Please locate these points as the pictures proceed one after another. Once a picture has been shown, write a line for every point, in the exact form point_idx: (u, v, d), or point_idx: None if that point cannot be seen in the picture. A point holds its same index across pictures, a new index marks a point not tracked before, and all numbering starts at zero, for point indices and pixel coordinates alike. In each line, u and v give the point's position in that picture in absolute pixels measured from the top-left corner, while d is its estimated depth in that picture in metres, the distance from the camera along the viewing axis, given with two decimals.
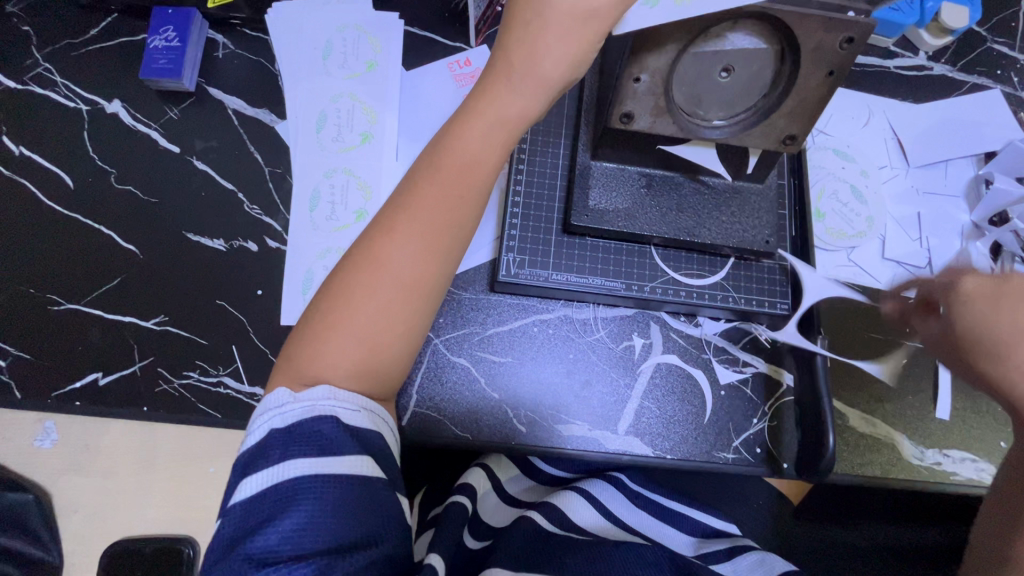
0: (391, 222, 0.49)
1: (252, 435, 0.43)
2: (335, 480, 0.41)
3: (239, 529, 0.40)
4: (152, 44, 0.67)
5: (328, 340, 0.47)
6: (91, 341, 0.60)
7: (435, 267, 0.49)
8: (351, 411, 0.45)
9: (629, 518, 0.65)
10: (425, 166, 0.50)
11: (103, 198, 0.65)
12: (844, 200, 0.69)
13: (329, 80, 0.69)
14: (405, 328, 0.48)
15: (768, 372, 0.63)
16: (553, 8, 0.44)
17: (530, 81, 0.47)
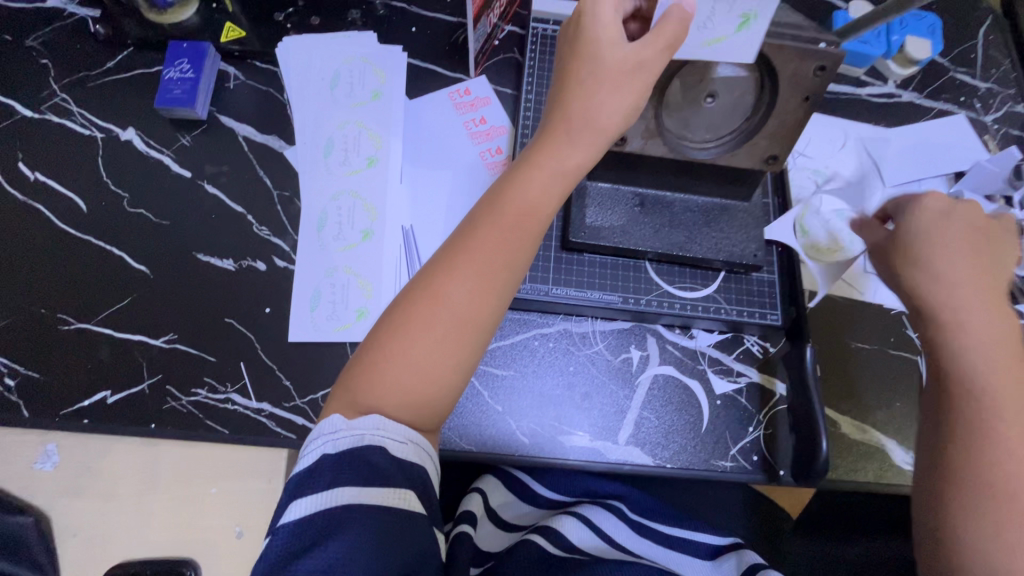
0: (450, 261, 0.51)
1: (307, 456, 0.45)
2: (377, 510, 0.43)
3: (284, 552, 0.41)
4: (168, 75, 0.71)
5: (382, 368, 0.49)
6: (101, 359, 0.61)
7: (491, 302, 0.51)
8: (399, 442, 0.46)
9: (624, 538, 0.66)
10: (484, 208, 0.53)
11: (116, 221, 0.67)
12: (826, 216, 0.71)
13: (337, 108, 0.72)
14: (459, 359, 0.50)
15: (761, 382, 0.65)
16: (609, 66, 0.49)
17: (584, 128, 0.51)
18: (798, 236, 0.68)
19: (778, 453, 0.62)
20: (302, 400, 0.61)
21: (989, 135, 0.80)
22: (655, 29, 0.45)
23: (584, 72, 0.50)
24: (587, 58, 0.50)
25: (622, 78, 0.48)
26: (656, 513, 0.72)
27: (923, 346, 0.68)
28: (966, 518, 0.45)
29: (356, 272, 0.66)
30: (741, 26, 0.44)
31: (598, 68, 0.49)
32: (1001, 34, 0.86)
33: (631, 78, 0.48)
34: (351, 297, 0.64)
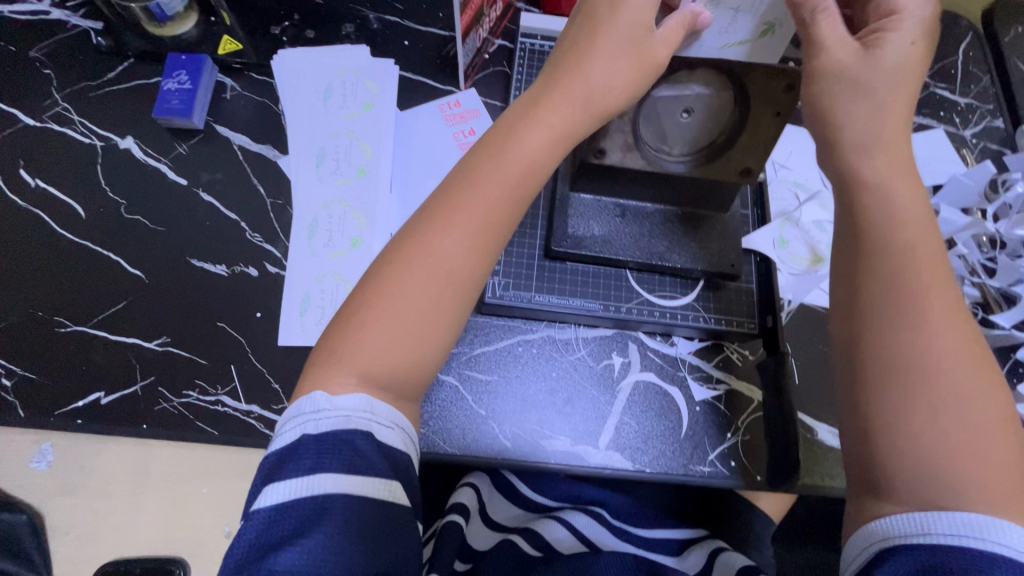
0: (444, 216, 0.51)
1: (284, 436, 0.47)
2: (356, 493, 0.44)
3: (265, 537, 0.43)
4: (166, 86, 0.73)
5: (373, 320, 0.49)
6: (96, 361, 0.63)
7: (480, 262, 0.51)
8: (384, 427, 0.48)
9: (602, 540, 0.68)
10: (483, 159, 0.52)
11: (113, 227, 0.69)
12: (805, 227, 0.72)
13: (330, 119, 0.74)
14: (446, 319, 0.51)
15: (739, 390, 0.67)
16: (620, 48, 0.49)
17: (584, 102, 0.51)
18: (777, 247, 0.70)
19: (756, 459, 0.64)
20: (290, 403, 0.62)
21: (968, 149, 0.82)
22: (666, 29, 0.47)
23: (586, 35, 0.51)
24: (602, 33, 0.50)
25: (635, 67, 0.49)
26: (636, 517, 0.73)
27: None
28: (884, 412, 0.43)
29: (345, 278, 0.67)
30: (765, 34, 0.47)
31: (599, 33, 0.50)
32: (980, 51, 0.88)
33: (636, 70, 0.49)
34: (339, 302, 0.66)
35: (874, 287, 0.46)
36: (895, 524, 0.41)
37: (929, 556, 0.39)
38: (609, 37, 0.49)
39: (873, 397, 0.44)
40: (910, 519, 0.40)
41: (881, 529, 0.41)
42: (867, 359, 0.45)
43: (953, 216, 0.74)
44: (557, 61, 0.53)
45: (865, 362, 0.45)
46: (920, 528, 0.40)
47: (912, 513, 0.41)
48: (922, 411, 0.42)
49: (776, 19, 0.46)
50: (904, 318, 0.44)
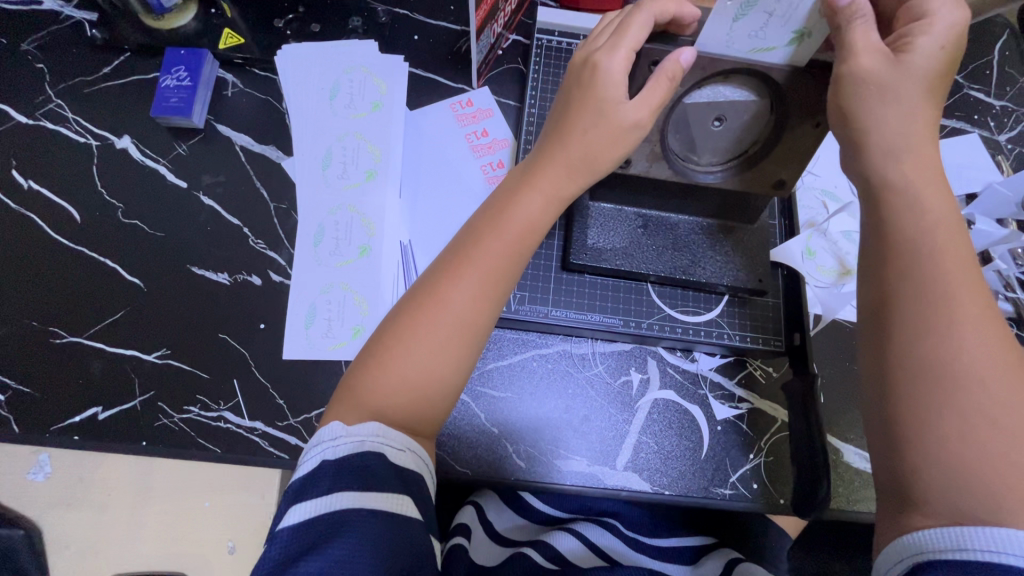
0: (453, 267, 0.50)
1: (305, 465, 0.45)
2: (376, 514, 0.41)
3: (281, 558, 0.40)
4: (165, 83, 0.69)
5: (382, 367, 0.48)
6: (93, 374, 0.60)
7: (490, 310, 0.50)
8: (397, 449, 0.45)
9: (619, 555, 0.65)
10: (487, 216, 0.52)
11: (110, 231, 0.66)
12: (833, 238, 0.69)
13: (336, 119, 0.71)
14: (460, 363, 0.49)
15: (763, 408, 0.64)
16: (607, 114, 0.48)
17: (580, 161, 0.50)
18: (802, 258, 0.67)
19: (779, 482, 0.61)
20: (296, 419, 0.60)
21: (1003, 155, 0.78)
22: (650, 87, 0.46)
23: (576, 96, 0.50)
24: (590, 98, 0.49)
25: (614, 131, 0.48)
26: (650, 528, 0.72)
27: None
28: (909, 413, 0.40)
29: (353, 289, 0.64)
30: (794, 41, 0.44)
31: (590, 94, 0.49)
32: (1017, 51, 0.84)
33: (625, 134, 0.48)
34: (347, 315, 0.63)
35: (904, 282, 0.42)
36: (934, 537, 0.37)
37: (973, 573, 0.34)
38: (599, 98, 0.48)
39: (896, 400, 0.40)
40: (952, 534, 0.36)
41: (916, 542, 0.37)
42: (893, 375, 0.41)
43: (987, 228, 0.70)
44: (554, 124, 0.53)
45: (896, 379, 0.41)
46: (961, 545, 0.36)
47: (955, 528, 0.36)
48: (951, 418, 0.38)
49: (808, 28, 0.43)
50: (933, 316, 0.40)
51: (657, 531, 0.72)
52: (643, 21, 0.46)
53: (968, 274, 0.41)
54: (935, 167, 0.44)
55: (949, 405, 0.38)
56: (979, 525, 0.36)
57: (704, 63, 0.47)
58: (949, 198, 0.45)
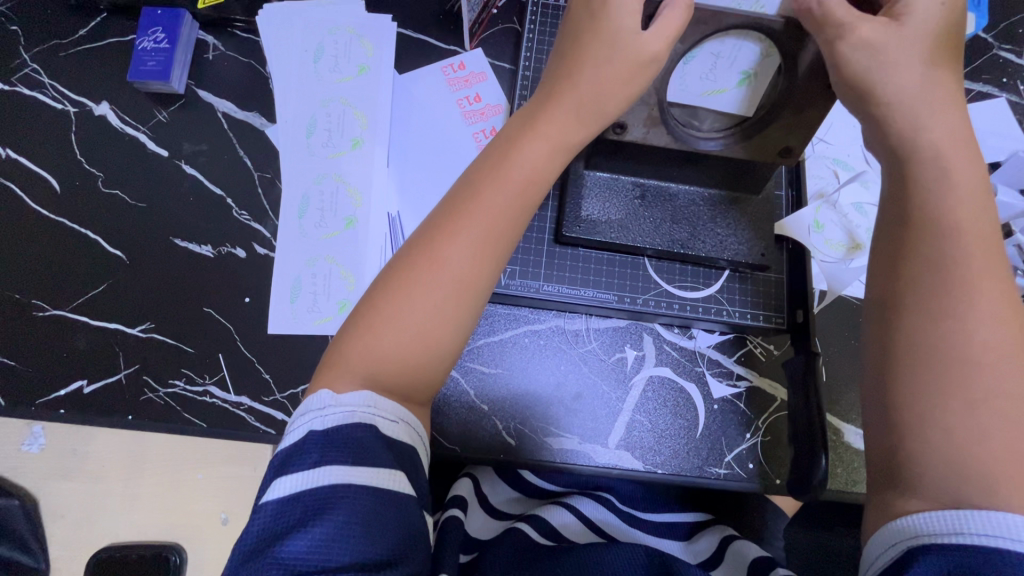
0: (451, 223, 0.47)
1: (291, 435, 0.43)
2: (364, 489, 0.40)
3: (268, 534, 0.39)
4: (141, 45, 0.66)
5: (375, 326, 0.46)
6: (77, 347, 0.59)
7: (490, 268, 0.47)
8: (389, 421, 0.44)
9: (612, 529, 0.64)
10: (488, 164, 0.48)
11: (91, 202, 0.64)
12: (843, 210, 0.65)
13: (320, 84, 0.68)
14: (456, 328, 0.47)
15: (762, 387, 0.62)
16: (616, 51, 0.45)
17: (587, 104, 0.47)
18: (811, 232, 0.63)
19: (776, 462, 0.60)
20: (282, 394, 0.59)
21: None
22: (669, 12, 0.43)
23: (586, 36, 0.47)
24: (598, 37, 0.46)
25: (630, 66, 0.45)
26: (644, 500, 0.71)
27: None
28: (911, 406, 0.37)
29: (338, 262, 0.63)
30: (742, 81, 0.48)
31: (601, 35, 0.46)
32: None
33: (637, 71, 0.45)
34: (333, 289, 0.62)
35: (908, 274, 0.40)
36: (927, 521, 0.34)
37: (968, 559, 0.32)
38: (608, 37, 0.46)
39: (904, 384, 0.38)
40: (947, 519, 0.34)
41: (910, 527, 0.35)
42: (900, 359, 0.39)
43: (1010, 200, 0.66)
44: (556, 70, 0.50)
45: (908, 365, 0.38)
46: (956, 529, 0.33)
47: (950, 513, 0.34)
48: (961, 407, 0.36)
49: None
50: (939, 309, 0.38)
51: (651, 505, 0.71)
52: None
53: (981, 266, 0.39)
54: (952, 154, 0.41)
55: (954, 397, 0.36)
56: (975, 510, 0.33)
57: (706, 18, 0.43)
58: (973, 172, 0.41)
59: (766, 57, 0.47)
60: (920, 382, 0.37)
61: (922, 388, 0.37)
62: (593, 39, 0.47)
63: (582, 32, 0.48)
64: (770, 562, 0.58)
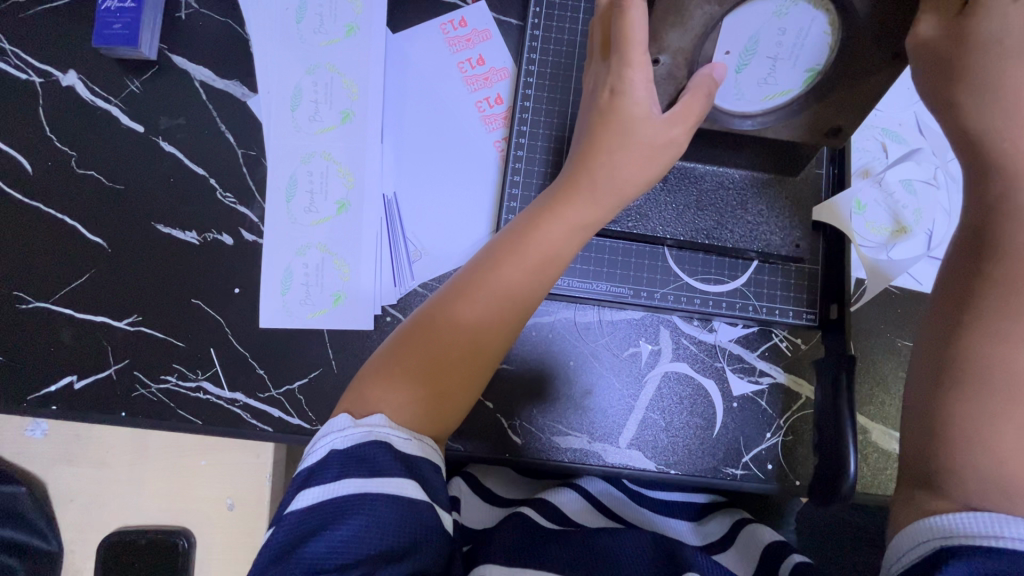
0: (474, 290, 0.46)
1: (310, 454, 0.42)
2: (385, 499, 0.39)
3: (288, 540, 0.38)
4: (105, 5, 0.60)
5: (381, 384, 0.45)
6: (64, 342, 0.57)
7: (505, 333, 0.47)
8: (404, 439, 0.43)
9: (623, 510, 0.61)
10: (510, 242, 0.47)
11: (66, 185, 0.59)
12: (889, 189, 0.59)
13: (305, 47, 0.61)
14: (474, 386, 0.47)
15: (787, 384, 0.58)
16: (635, 137, 0.45)
17: (608, 186, 0.47)
18: (852, 214, 0.57)
19: (798, 463, 0.56)
20: (278, 391, 0.56)
21: None
22: (686, 100, 0.42)
23: (612, 107, 0.45)
24: (616, 119, 0.45)
25: (652, 150, 0.45)
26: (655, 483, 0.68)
27: None
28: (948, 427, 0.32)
29: (331, 251, 0.58)
30: (808, 80, 0.43)
31: (625, 111, 0.44)
32: None
33: (660, 152, 0.45)
34: (325, 280, 0.58)
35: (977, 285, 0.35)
36: (965, 522, 0.30)
37: (1006, 567, 0.28)
38: (631, 112, 0.44)
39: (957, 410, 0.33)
40: (986, 520, 0.29)
41: (942, 525, 0.30)
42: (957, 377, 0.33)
43: None
44: (576, 147, 0.48)
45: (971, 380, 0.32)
46: (994, 532, 0.29)
47: (989, 514, 0.30)
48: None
49: None
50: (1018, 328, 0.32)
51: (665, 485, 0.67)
52: (641, 28, 0.41)
53: None
54: None
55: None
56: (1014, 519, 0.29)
57: None
58: None
59: (836, 52, 0.41)
60: (985, 402, 0.31)
61: (977, 413, 0.31)
62: (619, 116, 0.45)
63: (606, 103, 0.45)
64: (790, 546, 0.52)
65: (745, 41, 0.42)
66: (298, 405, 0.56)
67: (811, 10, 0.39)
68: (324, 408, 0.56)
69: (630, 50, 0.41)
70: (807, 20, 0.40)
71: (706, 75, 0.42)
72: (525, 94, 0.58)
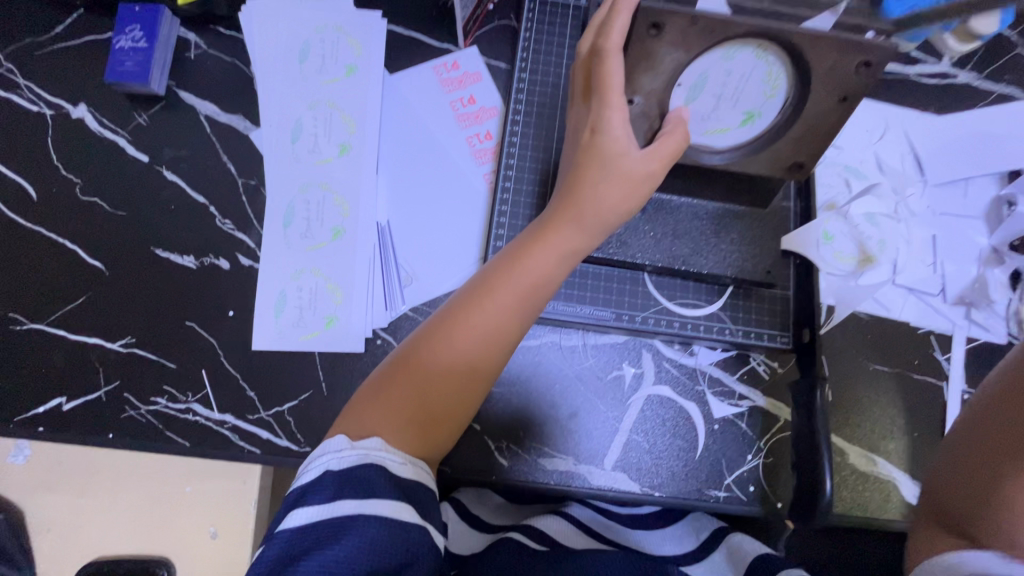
0: (464, 316, 0.48)
1: (306, 471, 0.44)
2: (378, 523, 0.40)
3: (284, 556, 0.40)
4: (119, 44, 0.63)
5: (378, 407, 0.46)
6: (56, 363, 0.57)
7: (497, 357, 0.49)
8: (397, 462, 0.44)
9: (614, 533, 0.61)
10: (500, 269, 0.49)
11: (69, 210, 0.61)
12: (855, 221, 0.63)
13: (307, 85, 0.65)
14: (466, 409, 0.49)
15: (765, 407, 0.60)
16: (618, 171, 0.48)
17: (592, 217, 0.49)
18: (821, 244, 0.61)
19: (778, 484, 0.58)
20: (268, 413, 0.57)
21: None
22: (665, 137, 0.46)
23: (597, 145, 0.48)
24: (596, 153, 0.48)
25: (632, 184, 0.48)
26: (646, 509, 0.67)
27: (949, 369, 0.60)
28: None
29: (325, 275, 0.60)
30: (746, 122, 0.48)
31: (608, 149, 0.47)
32: None
33: (639, 185, 0.48)
34: (319, 302, 0.60)
35: None
36: None
37: None
38: (613, 150, 0.47)
39: None
40: None
41: None
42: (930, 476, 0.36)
43: None
44: (562, 182, 0.51)
45: None
46: None
47: None
48: None
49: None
50: None
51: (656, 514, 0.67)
52: (619, 73, 0.45)
53: None
54: None
55: None
56: None
57: (713, 27, 0.41)
58: None
59: (771, 99, 0.46)
60: None
61: None
62: (602, 153, 0.48)
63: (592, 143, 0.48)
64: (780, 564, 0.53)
65: (696, 77, 0.45)
66: (287, 427, 0.57)
67: (755, 57, 0.44)
68: (313, 429, 0.57)
69: (609, 94, 0.45)
70: (749, 67, 0.44)
71: (675, 117, 0.47)
72: (512, 131, 0.62)
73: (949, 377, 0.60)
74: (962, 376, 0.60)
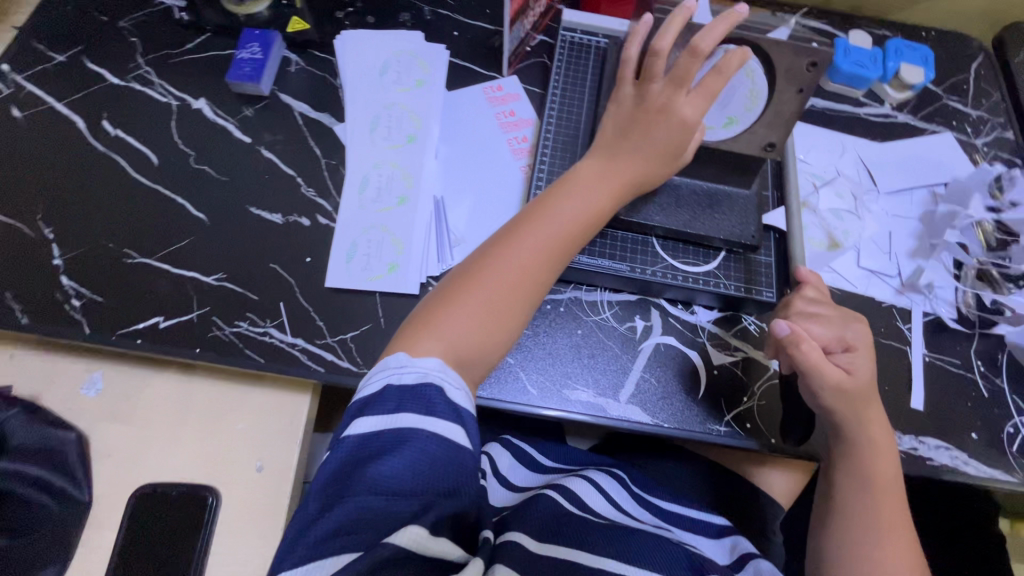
0: (521, 234, 0.60)
1: (371, 385, 0.51)
2: (435, 438, 0.48)
3: (352, 458, 0.47)
4: (241, 55, 0.81)
5: (448, 308, 0.56)
6: (158, 289, 0.68)
7: (549, 269, 0.60)
8: (455, 387, 0.51)
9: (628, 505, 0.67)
10: (550, 202, 0.62)
11: (182, 174, 0.75)
12: (823, 215, 0.78)
13: (384, 93, 0.81)
14: (522, 313, 0.59)
15: (755, 357, 0.70)
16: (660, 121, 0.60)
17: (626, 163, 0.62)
18: None
19: (769, 421, 0.67)
20: (333, 339, 0.67)
21: (979, 155, 0.86)
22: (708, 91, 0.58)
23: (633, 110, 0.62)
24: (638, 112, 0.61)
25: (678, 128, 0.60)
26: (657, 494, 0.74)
27: (911, 337, 0.73)
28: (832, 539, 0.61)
29: (390, 231, 0.73)
30: (727, 124, 0.65)
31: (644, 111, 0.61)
32: (992, 70, 0.93)
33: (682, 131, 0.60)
34: (383, 252, 0.71)
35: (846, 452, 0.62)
36: None
37: None
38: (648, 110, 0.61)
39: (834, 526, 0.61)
40: None
41: None
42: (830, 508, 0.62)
43: None
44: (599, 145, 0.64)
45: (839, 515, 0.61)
46: None
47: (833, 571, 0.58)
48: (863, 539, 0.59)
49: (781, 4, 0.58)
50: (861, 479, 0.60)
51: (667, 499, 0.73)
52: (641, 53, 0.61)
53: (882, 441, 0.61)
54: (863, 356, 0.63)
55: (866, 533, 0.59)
56: None
57: None
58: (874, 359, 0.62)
59: (749, 112, 0.64)
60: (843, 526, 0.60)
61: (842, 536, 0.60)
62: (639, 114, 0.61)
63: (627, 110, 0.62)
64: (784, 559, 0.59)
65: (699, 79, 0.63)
66: (349, 351, 0.66)
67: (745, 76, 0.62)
68: (371, 355, 0.66)
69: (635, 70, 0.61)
70: (739, 83, 0.63)
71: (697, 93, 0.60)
72: (546, 130, 0.78)
73: (911, 342, 0.73)
74: (923, 342, 0.73)
